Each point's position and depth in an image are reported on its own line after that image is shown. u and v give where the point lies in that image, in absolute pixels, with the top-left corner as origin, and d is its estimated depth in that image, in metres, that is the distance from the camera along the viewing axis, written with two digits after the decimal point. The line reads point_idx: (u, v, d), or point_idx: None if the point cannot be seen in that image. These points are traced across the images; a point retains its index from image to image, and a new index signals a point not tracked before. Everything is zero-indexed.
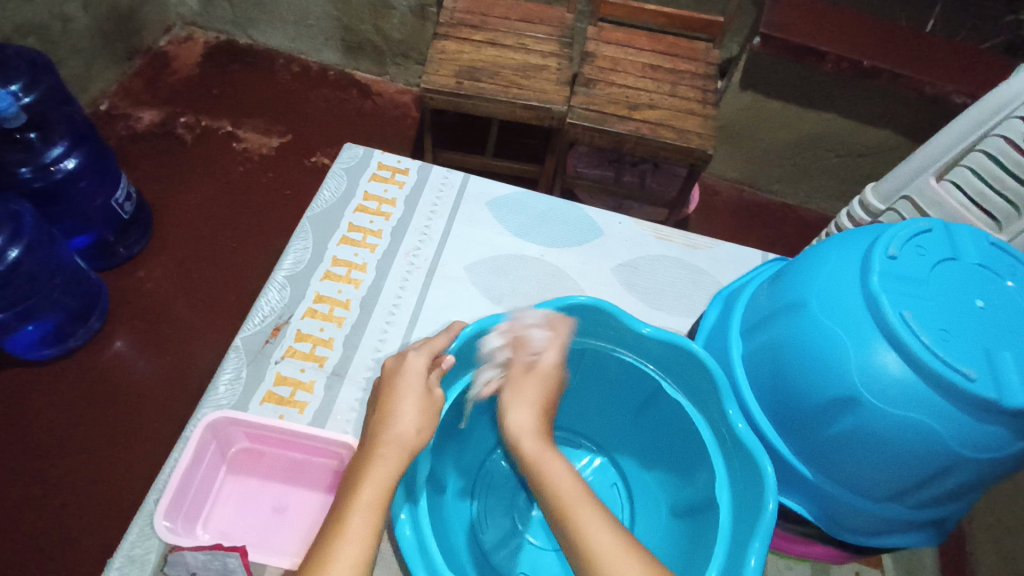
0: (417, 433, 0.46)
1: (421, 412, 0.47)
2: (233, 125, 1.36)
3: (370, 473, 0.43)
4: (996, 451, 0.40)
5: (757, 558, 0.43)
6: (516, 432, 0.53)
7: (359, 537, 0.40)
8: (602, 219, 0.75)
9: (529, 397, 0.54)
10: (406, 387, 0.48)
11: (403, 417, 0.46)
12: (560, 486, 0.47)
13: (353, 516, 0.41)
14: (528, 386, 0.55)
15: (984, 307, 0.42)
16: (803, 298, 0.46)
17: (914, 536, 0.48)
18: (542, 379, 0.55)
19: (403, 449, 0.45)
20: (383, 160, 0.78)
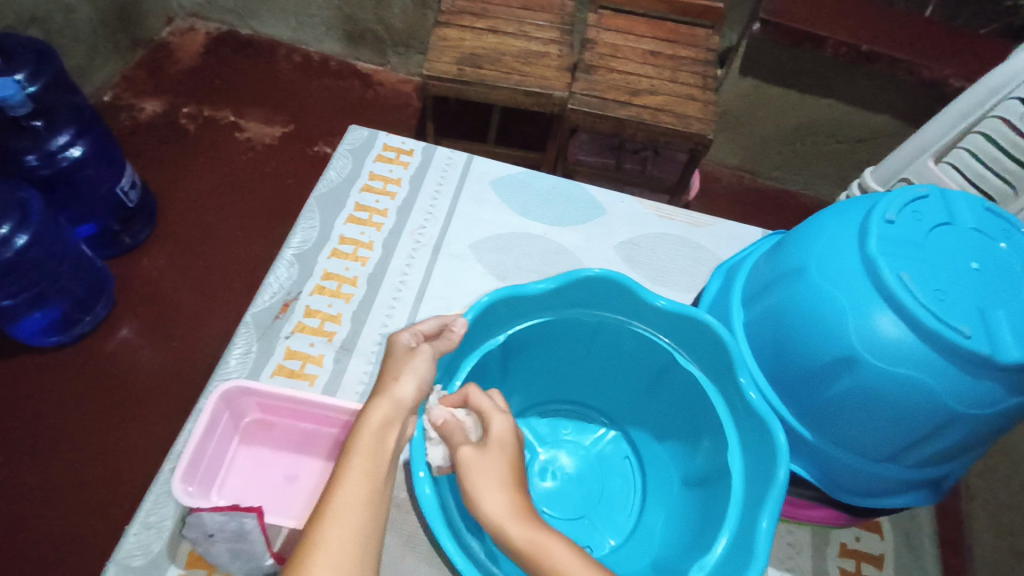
0: (407, 386, 0.43)
1: (410, 366, 0.44)
2: (235, 115, 1.37)
3: (364, 421, 0.40)
4: (991, 407, 0.41)
5: (768, 520, 0.44)
6: (497, 521, 0.39)
7: (358, 479, 0.37)
8: (605, 197, 0.76)
9: (492, 473, 0.41)
10: (398, 353, 0.46)
11: (398, 376, 0.43)
12: (571, 574, 0.36)
13: (351, 461, 0.38)
14: (492, 457, 0.42)
15: (980, 268, 0.42)
16: (802, 265, 0.47)
17: (911, 496, 0.49)
18: (501, 450, 0.42)
19: (399, 404, 0.42)
20: (388, 142, 0.79)
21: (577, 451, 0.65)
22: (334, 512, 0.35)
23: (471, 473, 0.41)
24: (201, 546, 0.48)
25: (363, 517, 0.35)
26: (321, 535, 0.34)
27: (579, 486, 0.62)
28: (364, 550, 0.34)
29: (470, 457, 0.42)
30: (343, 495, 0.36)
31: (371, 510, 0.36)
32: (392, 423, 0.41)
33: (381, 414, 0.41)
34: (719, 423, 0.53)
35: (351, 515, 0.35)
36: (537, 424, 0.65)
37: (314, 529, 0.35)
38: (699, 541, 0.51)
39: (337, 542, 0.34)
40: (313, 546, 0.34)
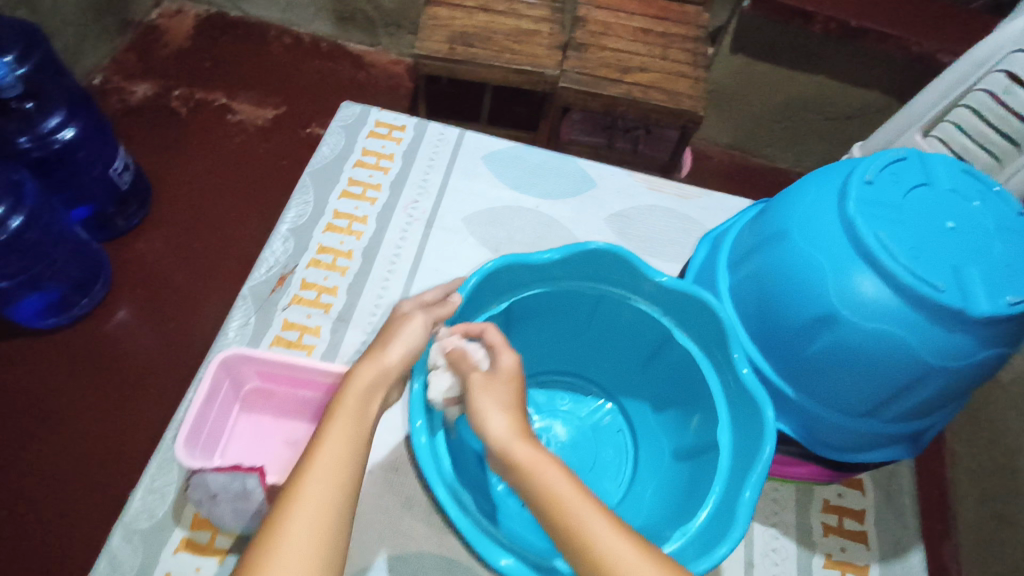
0: (398, 356, 0.45)
1: (403, 334, 0.46)
2: (227, 97, 1.36)
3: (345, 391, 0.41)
4: (964, 360, 0.43)
5: (752, 490, 0.46)
6: (499, 439, 0.42)
7: (338, 441, 0.38)
8: (596, 170, 0.77)
9: (497, 396, 0.44)
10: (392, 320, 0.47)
11: (385, 345, 0.45)
12: (559, 494, 0.38)
13: (325, 440, 0.38)
14: (500, 385, 0.45)
15: (955, 227, 0.44)
16: (785, 230, 0.49)
17: (891, 450, 0.51)
18: (508, 382, 0.46)
19: (385, 372, 0.43)
20: (381, 118, 0.80)
21: (571, 420, 0.66)
22: (304, 492, 0.35)
23: (481, 395, 0.45)
24: (206, 505, 0.50)
25: (341, 479, 0.37)
26: (288, 518, 0.35)
27: (573, 453, 0.64)
28: (330, 536, 0.35)
29: (479, 385, 0.45)
30: (314, 476, 0.36)
31: (340, 493, 0.36)
32: (376, 395, 0.42)
33: (366, 383, 0.42)
34: (709, 388, 0.55)
35: (321, 498, 0.36)
36: (534, 393, 0.67)
37: (281, 510, 0.35)
38: (686, 505, 0.53)
39: (304, 526, 0.34)
40: (292, 503, 0.35)
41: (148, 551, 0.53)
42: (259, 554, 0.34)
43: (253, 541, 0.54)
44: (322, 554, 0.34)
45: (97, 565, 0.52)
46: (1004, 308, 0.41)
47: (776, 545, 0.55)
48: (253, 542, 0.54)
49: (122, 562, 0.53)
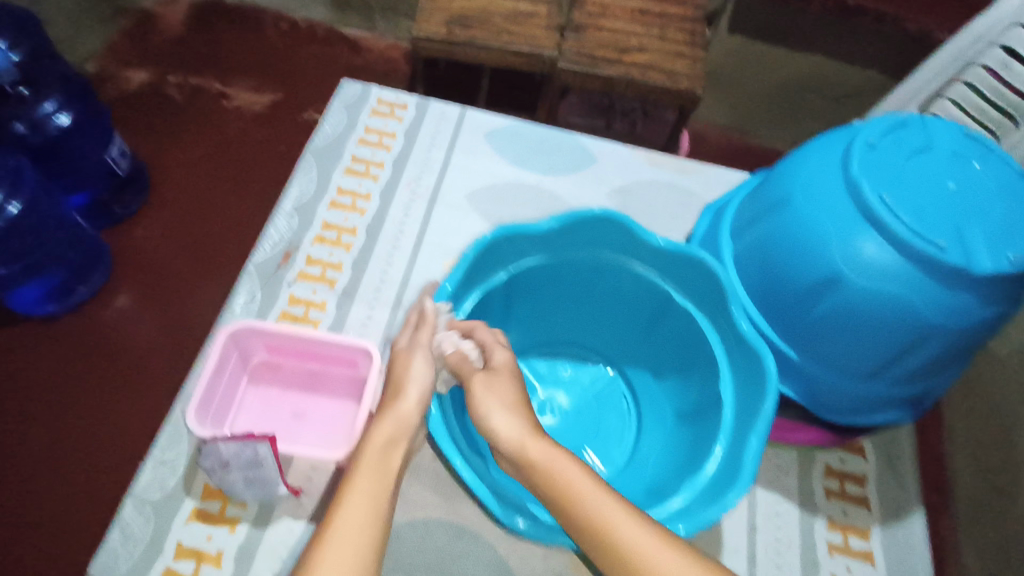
0: (413, 399, 0.46)
1: (411, 373, 0.47)
2: (223, 84, 1.36)
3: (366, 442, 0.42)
4: (966, 318, 0.44)
5: (754, 451, 0.47)
6: (510, 435, 0.43)
7: (361, 496, 0.38)
8: (597, 146, 0.77)
9: (501, 392, 0.45)
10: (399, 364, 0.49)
11: (400, 394, 0.46)
12: (572, 483, 0.39)
13: (352, 485, 0.39)
14: (501, 380, 0.46)
15: (957, 188, 0.44)
16: (788, 195, 0.49)
17: (891, 413, 0.52)
18: (509, 378, 0.47)
19: (403, 425, 0.44)
20: (382, 96, 0.79)
21: (574, 389, 0.67)
22: (332, 534, 0.36)
23: (485, 393, 0.45)
24: (218, 473, 0.50)
25: (365, 538, 0.36)
26: (319, 558, 0.35)
27: (576, 421, 0.65)
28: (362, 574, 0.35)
29: (480, 385, 0.46)
30: (341, 516, 0.37)
31: (369, 533, 0.36)
32: (397, 440, 0.43)
33: (387, 433, 0.43)
34: (712, 354, 0.55)
35: (350, 536, 0.36)
36: (537, 363, 0.68)
37: (312, 553, 0.35)
38: (685, 467, 0.54)
39: (336, 563, 0.34)
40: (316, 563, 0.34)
41: (159, 521, 0.54)
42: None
43: (264, 509, 0.55)
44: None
45: (109, 536, 0.53)
46: (1005, 267, 0.42)
47: (780, 510, 0.56)
48: (264, 510, 0.55)
49: (134, 533, 0.53)
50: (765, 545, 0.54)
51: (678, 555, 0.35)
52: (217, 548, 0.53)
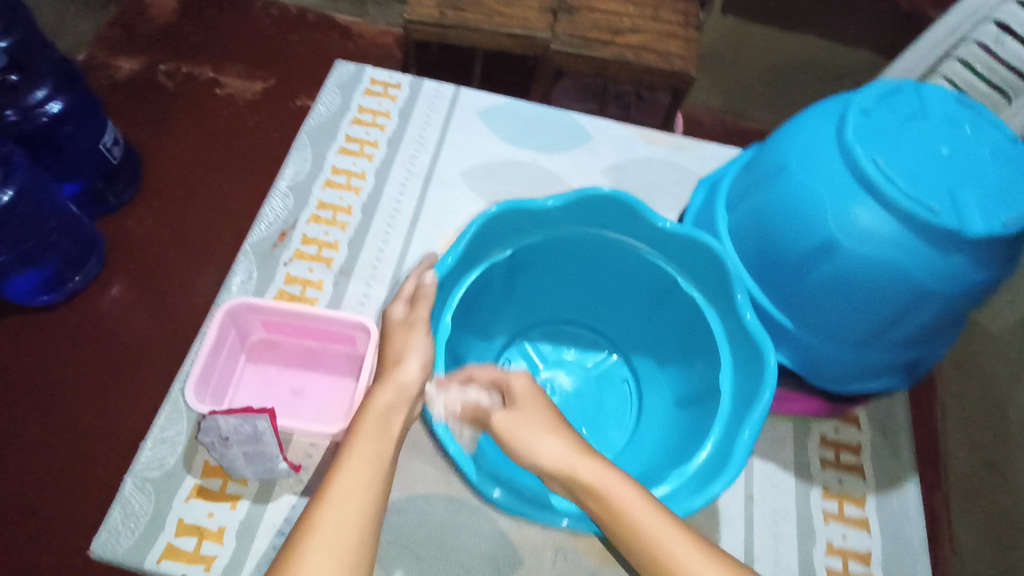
0: (414, 370, 0.46)
1: (411, 346, 0.47)
2: (214, 71, 1.35)
3: (366, 406, 0.42)
4: (959, 283, 0.44)
5: (750, 430, 0.47)
6: (556, 466, 0.42)
7: (359, 461, 0.38)
8: (592, 124, 0.77)
9: (530, 425, 0.44)
10: (397, 336, 0.48)
11: (401, 361, 0.46)
12: (629, 507, 0.38)
13: (353, 450, 0.39)
14: (526, 411, 0.46)
15: (949, 153, 0.45)
16: (783, 163, 0.49)
17: (885, 380, 0.52)
18: (533, 405, 0.46)
19: (402, 391, 0.44)
20: (375, 76, 0.79)
21: (575, 369, 0.67)
22: (332, 495, 0.36)
23: (517, 431, 0.44)
24: (218, 449, 0.50)
25: (361, 502, 0.36)
26: (319, 517, 0.35)
27: (577, 402, 0.65)
28: (360, 537, 0.35)
29: (509, 429, 0.45)
30: (343, 478, 0.37)
31: (369, 500, 0.37)
32: (397, 407, 0.43)
33: (387, 400, 0.43)
34: (711, 334, 0.55)
35: (350, 498, 0.36)
36: (540, 343, 0.68)
37: (312, 511, 0.36)
38: (684, 447, 0.54)
39: (335, 524, 0.35)
40: (311, 525, 0.35)
41: (160, 499, 0.54)
42: (292, 551, 0.34)
43: (264, 486, 0.55)
44: (354, 553, 0.34)
45: (110, 514, 0.53)
46: (998, 229, 0.42)
47: (776, 479, 0.57)
48: (264, 486, 0.55)
49: (135, 510, 0.53)
50: (761, 514, 0.55)
51: (703, 554, 0.36)
52: (219, 524, 0.53)
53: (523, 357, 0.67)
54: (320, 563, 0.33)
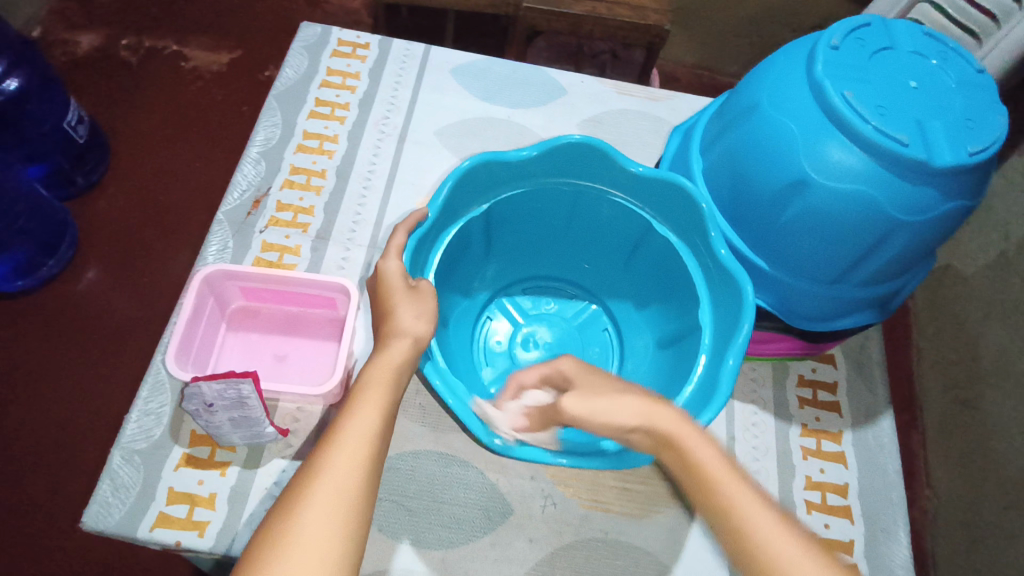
0: (421, 322, 0.44)
1: (414, 300, 0.45)
2: (178, 43, 1.30)
3: (376, 359, 0.42)
4: (928, 212, 0.45)
5: (733, 358, 0.47)
6: (637, 422, 0.42)
7: (367, 413, 0.38)
8: (566, 79, 0.76)
9: (597, 391, 0.45)
10: (397, 287, 0.46)
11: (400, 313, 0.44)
12: (708, 469, 0.38)
13: (362, 401, 0.39)
14: (588, 383, 0.46)
15: (918, 86, 0.45)
16: (756, 103, 0.49)
17: (860, 316, 0.53)
18: (590, 380, 0.46)
19: (418, 344, 0.44)
20: (343, 37, 0.77)
21: (556, 322, 0.68)
22: (342, 444, 0.36)
23: (587, 399, 0.44)
24: (203, 415, 0.50)
25: (367, 454, 0.37)
26: (327, 463, 0.36)
27: (559, 353, 0.66)
28: (365, 484, 0.36)
29: (573, 400, 0.44)
30: (351, 428, 0.37)
31: (375, 453, 0.37)
32: (404, 364, 0.43)
33: (400, 357, 0.42)
34: (689, 276, 0.55)
35: (358, 448, 0.36)
36: (520, 299, 0.68)
37: (321, 456, 0.36)
38: (666, 389, 0.54)
39: (341, 469, 0.35)
40: (315, 474, 0.35)
41: (149, 469, 0.54)
42: (298, 493, 0.34)
43: (253, 450, 0.55)
44: (359, 500, 0.35)
45: (99, 487, 0.53)
46: (965, 158, 0.43)
47: (756, 420, 0.58)
48: (253, 452, 0.55)
49: (124, 482, 0.53)
50: (743, 453, 0.56)
51: (771, 515, 0.36)
52: (209, 491, 0.53)
53: (505, 317, 0.67)
54: (327, 506, 0.34)
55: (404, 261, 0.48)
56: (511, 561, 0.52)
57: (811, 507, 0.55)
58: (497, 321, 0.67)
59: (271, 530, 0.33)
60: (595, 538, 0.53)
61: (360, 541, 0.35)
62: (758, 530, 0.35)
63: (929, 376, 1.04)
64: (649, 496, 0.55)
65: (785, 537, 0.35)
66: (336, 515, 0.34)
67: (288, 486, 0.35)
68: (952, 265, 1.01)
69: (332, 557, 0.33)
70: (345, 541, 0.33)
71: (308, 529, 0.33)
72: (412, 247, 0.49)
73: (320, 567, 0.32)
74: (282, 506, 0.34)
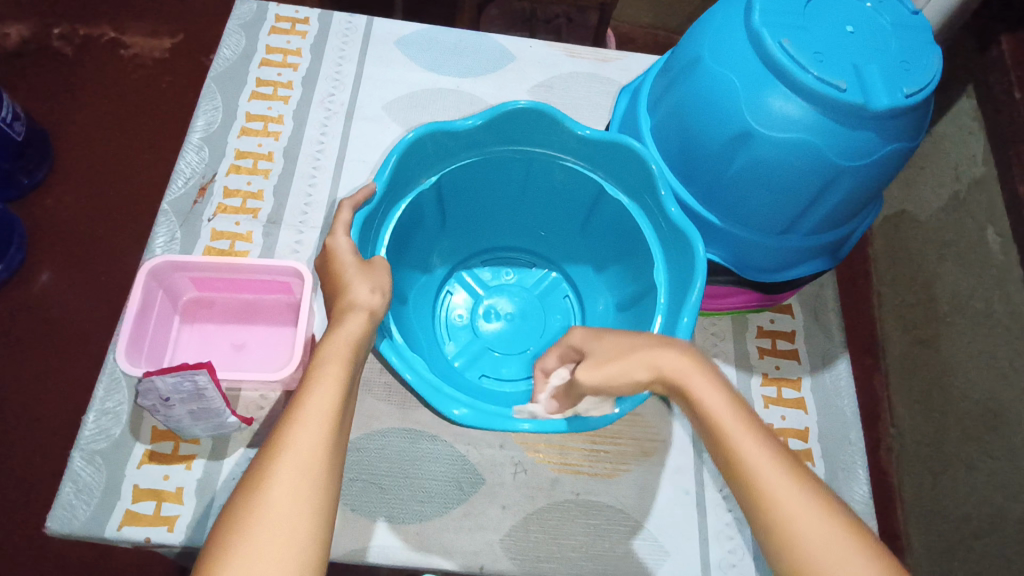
0: (377, 295, 0.43)
1: (368, 275, 0.44)
2: (115, 30, 1.23)
3: (335, 333, 0.41)
4: (868, 156, 0.45)
5: (688, 316, 0.47)
6: (648, 377, 0.43)
7: (328, 386, 0.37)
8: (514, 44, 0.75)
9: (606, 357, 0.44)
10: (349, 262, 0.44)
11: (353, 283, 0.43)
12: (712, 410, 0.40)
13: (323, 373, 0.38)
14: (597, 348, 0.45)
15: (854, 31, 0.45)
16: (698, 56, 0.49)
17: (810, 264, 0.54)
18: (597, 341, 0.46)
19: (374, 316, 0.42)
20: (281, 12, 0.75)
21: (517, 292, 0.68)
22: (304, 418, 0.35)
23: (600, 366, 0.43)
24: (161, 410, 0.49)
25: (330, 427, 0.35)
26: (289, 440, 0.34)
27: (521, 324, 0.66)
28: (331, 459, 0.35)
29: (585, 369, 0.44)
30: (313, 403, 0.36)
31: (338, 427, 0.36)
32: (363, 338, 0.41)
33: (359, 329, 0.41)
34: (643, 237, 0.56)
35: (321, 423, 0.35)
36: (480, 271, 0.69)
37: (284, 430, 0.35)
38: None
39: (305, 445, 0.34)
40: (278, 451, 0.34)
41: (112, 468, 0.53)
42: (260, 473, 0.33)
43: (218, 441, 0.54)
44: (325, 475, 0.34)
45: (61, 490, 0.52)
46: (901, 100, 0.43)
47: None
48: (218, 442, 0.54)
49: (87, 483, 0.52)
50: None
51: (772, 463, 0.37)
52: (176, 485, 0.53)
53: (464, 290, 0.67)
54: (292, 483, 0.33)
55: (354, 237, 0.47)
56: (485, 528, 0.53)
57: None
58: (456, 296, 0.67)
59: (235, 512, 0.32)
60: (567, 499, 0.54)
61: (329, 515, 0.34)
62: (775, 493, 0.36)
63: (889, 320, 1.07)
64: (618, 455, 0.56)
65: (801, 501, 0.36)
66: (301, 488, 0.33)
67: (251, 466, 0.34)
68: (908, 211, 1.03)
69: (299, 534, 0.32)
70: (315, 516, 0.33)
71: (275, 507, 0.32)
72: (359, 223, 0.47)
73: (286, 546, 0.31)
74: (244, 487, 0.33)
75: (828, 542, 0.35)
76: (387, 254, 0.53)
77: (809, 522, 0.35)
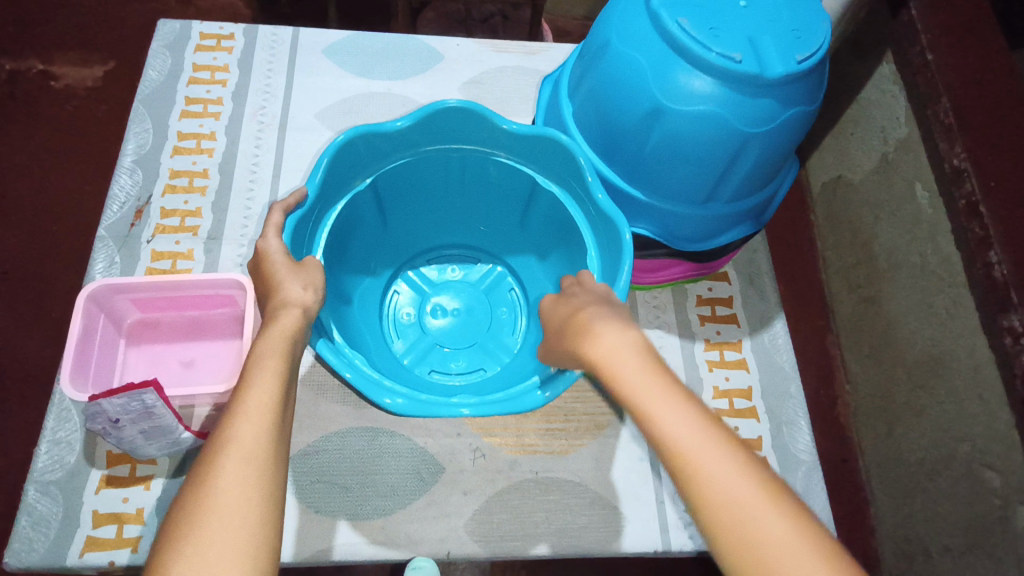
0: (309, 292, 0.44)
1: (300, 274, 0.45)
2: (43, 62, 1.20)
3: (270, 329, 0.41)
4: (771, 122, 0.48)
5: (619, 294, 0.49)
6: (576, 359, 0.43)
7: (268, 379, 0.38)
8: (441, 44, 0.76)
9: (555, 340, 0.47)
10: (281, 262, 0.45)
11: (285, 280, 0.44)
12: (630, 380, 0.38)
13: (260, 369, 0.38)
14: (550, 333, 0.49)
15: (748, 4, 0.47)
16: (607, 40, 0.51)
17: (735, 230, 0.57)
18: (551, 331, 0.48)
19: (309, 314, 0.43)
20: (204, 29, 0.75)
21: (462, 288, 0.70)
22: (247, 410, 0.36)
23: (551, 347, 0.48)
24: (112, 432, 0.49)
25: (273, 419, 0.36)
26: (232, 433, 0.35)
27: (466, 319, 0.68)
28: (275, 445, 0.36)
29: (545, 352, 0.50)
30: (253, 396, 0.37)
31: (281, 417, 0.37)
32: (298, 333, 0.42)
33: (293, 325, 0.42)
34: (576, 223, 0.57)
35: (262, 414, 0.36)
36: (426, 269, 0.70)
37: (226, 424, 0.35)
38: None
39: (248, 435, 0.35)
40: (221, 443, 0.34)
41: (68, 497, 0.53)
42: (205, 466, 0.34)
43: (176, 459, 0.54)
44: (271, 461, 0.35)
45: (18, 523, 0.51)
46: (795, 67, 0.46)
47: (663, 343, 0.62)
48: (175, 460, 0.54)
49: (44, 514, 0.52)
50: None
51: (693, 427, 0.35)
52: (136, 506, 0.53)
53: (407, 290, 0.69)
54: (239, 473, 0.33)
55: (285, 240, 0.48)
56: (450, 515, 0.54)
57: (721, 414, 0.59)
58: (401, 296, 0.68)
59: (182, 508, 0.33)
60: (527, 479, 0.56)
61: (279, 499, 0.35)
62: (690, 457, 0.34)
63: (835, 281, 1.11)
64: (574, 432, 0.58)
65: (722, 464, 0.33)
66: (248, 475, 0.34)
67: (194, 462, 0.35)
68: (843, 176, 1.07)
69: (249, 519, 0.32)
70: (267, 501, 0.33)
71: (223, 494, 0.33)
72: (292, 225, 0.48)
73: (239, 533, 0.32)
74: (190, 483, 0.34)
75: (758, 519, 0.32)
76: (326, 256, 0.54)
77: (719, 481, 0.33)
